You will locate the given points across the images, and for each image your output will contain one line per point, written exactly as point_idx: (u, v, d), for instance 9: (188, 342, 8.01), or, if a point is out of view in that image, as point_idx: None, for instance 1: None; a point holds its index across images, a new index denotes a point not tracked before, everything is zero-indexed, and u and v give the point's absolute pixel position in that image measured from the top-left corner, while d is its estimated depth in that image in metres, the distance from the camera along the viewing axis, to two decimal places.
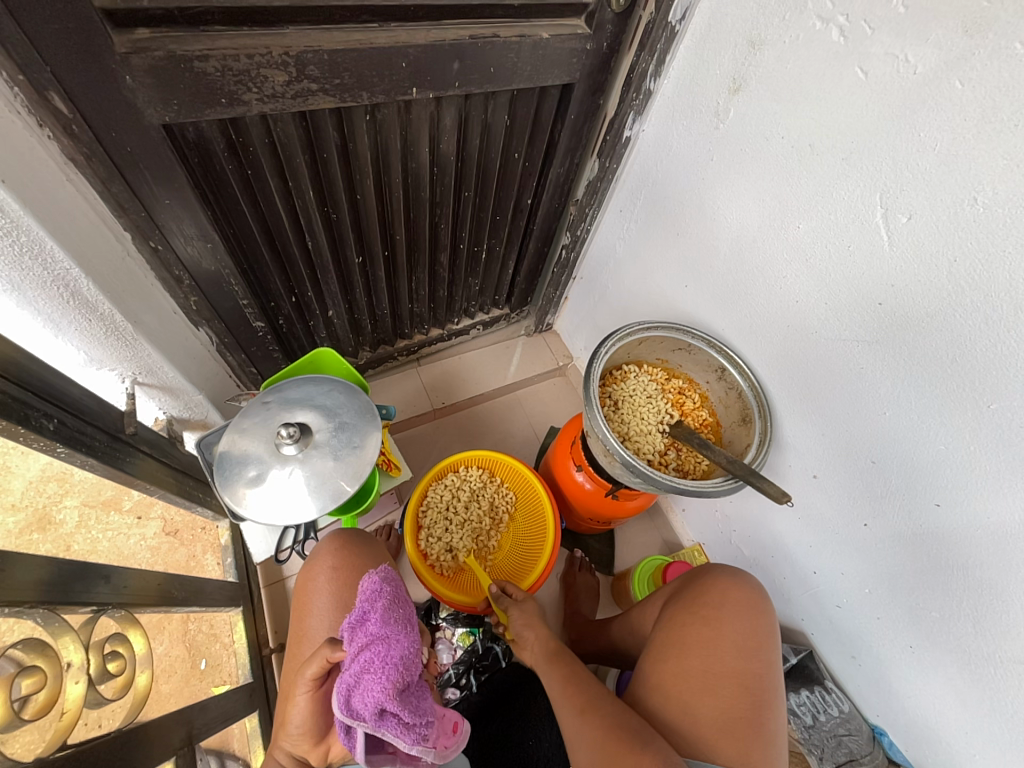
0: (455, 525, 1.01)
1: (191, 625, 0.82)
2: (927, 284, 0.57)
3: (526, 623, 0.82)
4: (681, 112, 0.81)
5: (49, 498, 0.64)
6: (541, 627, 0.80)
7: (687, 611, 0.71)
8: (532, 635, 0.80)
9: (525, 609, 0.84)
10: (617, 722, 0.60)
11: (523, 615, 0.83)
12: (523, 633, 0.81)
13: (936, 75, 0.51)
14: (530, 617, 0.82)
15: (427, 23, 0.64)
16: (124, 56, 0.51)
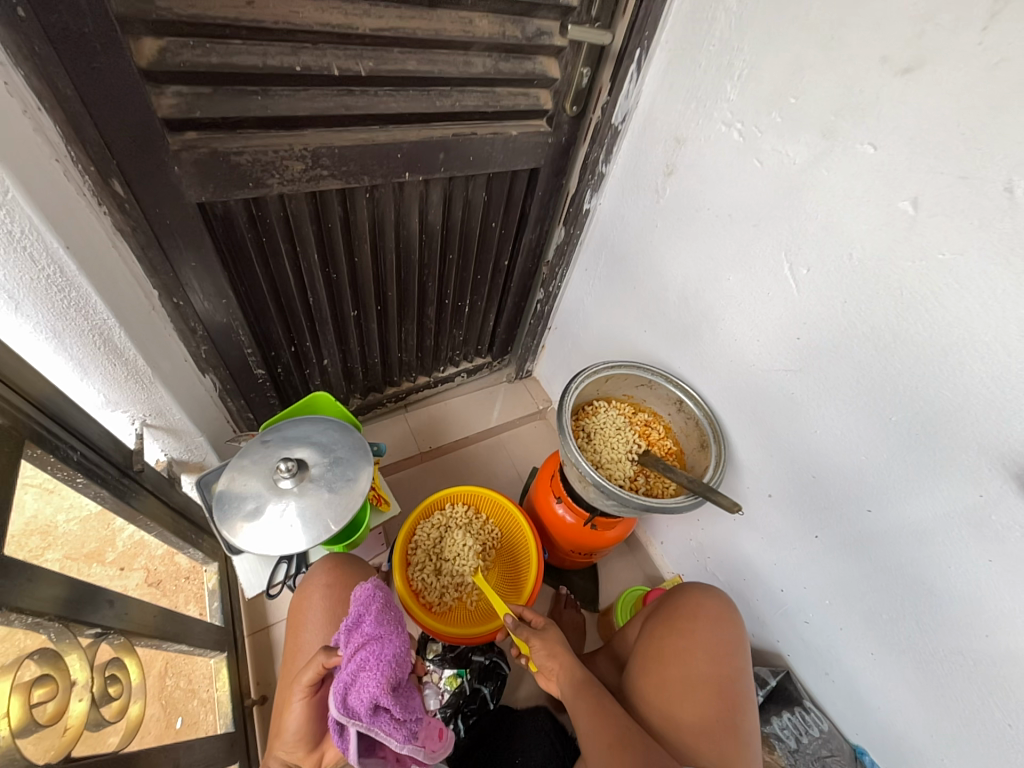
0: (465, 537, 1.07)
1: (168, 679, 0.80)
2: (829, 322, 0.70)
3: (549, 653, 0.74)
4: (628, 190, 0.98)
5: (32, 550, 0.59)
6: (566, 656, 0.73)
7: (668, 624, 0.75)
8: (557, 666, 0.73)
9: (548, 637, 0.76)
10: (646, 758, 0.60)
11: (544, 643, 0.75)
12: (543, 661, 0.74)
13: (809, 165, 0.67)
14: (555, 644, 0.75)
15: (419, 126, 0.79)
16: (176, 152, 0.63)
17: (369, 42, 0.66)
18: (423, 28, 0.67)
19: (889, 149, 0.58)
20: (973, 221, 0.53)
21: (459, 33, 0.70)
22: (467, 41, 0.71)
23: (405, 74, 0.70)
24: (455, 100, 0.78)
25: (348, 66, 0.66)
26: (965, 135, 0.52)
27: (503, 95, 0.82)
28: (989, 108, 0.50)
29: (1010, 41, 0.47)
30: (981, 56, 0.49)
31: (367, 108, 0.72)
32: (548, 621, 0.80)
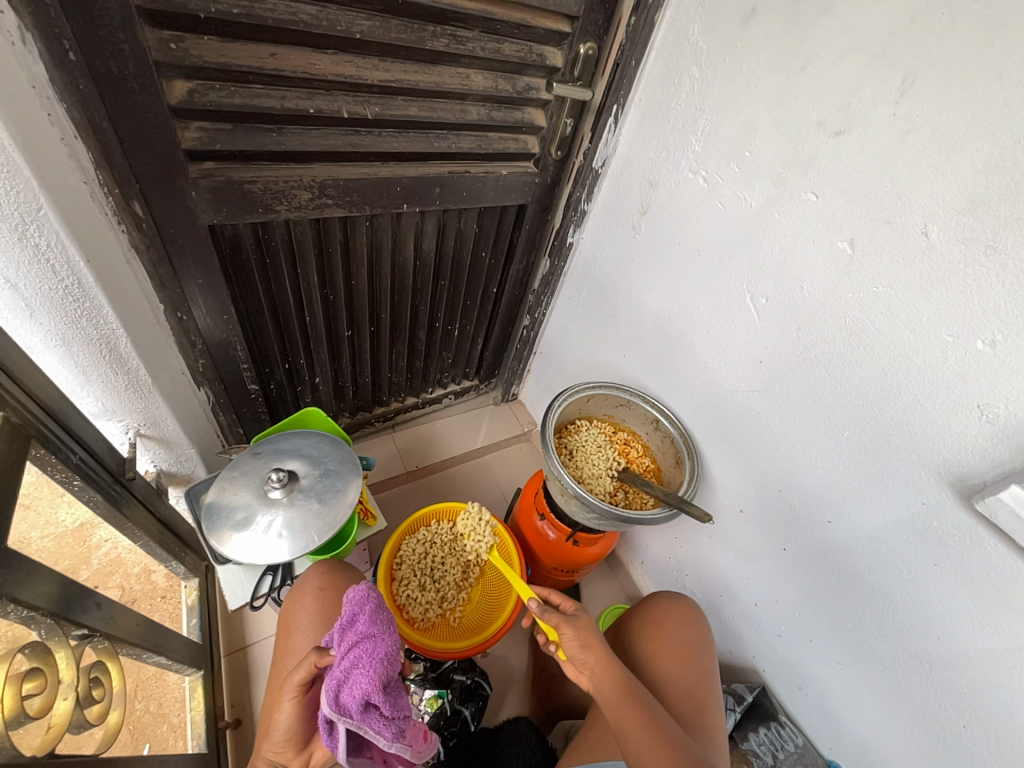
0: (479, 514, 1.08)
1: (136, 703, 0.79)
2: (786, 345, 0.78)
3: (583, 643, 0.70)
4: (607, 226, 1.07)
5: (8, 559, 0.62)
6: (600, 648, 0.70)
7: (640, 637, 0.80)
8: (592, 659, 0.69)
9: (580, 624, 0.72)
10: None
11: (583, 640, 0.70)
12: (574, 652, 0.70)
13: (763, 209, 0.76)
14: (587, 627, 0.72)
15: (417, 163, 0.87)
16: (195, 179, 0.69)
17: (377, 90, 0.74)
18: (425, 80, 0.76)
19: (827, 197, 0.67)
20: (898, 259, 0.62)
21: (456, 86, 0.78)
22: (463, 92, 0.80)
23: (407, 118, 0.78)
24: (451, 142, 0.86)
25: (357, 110, 0.74)
26: (886, 188, 0.61)
27: (494, 139, 0.90)
28: (904, 165, 0.59)
29: (918, 112, 0.57)
30: (895, 124, 0.59)
31: (371, 146, 0.79)
32: (578, 608, 0.76)
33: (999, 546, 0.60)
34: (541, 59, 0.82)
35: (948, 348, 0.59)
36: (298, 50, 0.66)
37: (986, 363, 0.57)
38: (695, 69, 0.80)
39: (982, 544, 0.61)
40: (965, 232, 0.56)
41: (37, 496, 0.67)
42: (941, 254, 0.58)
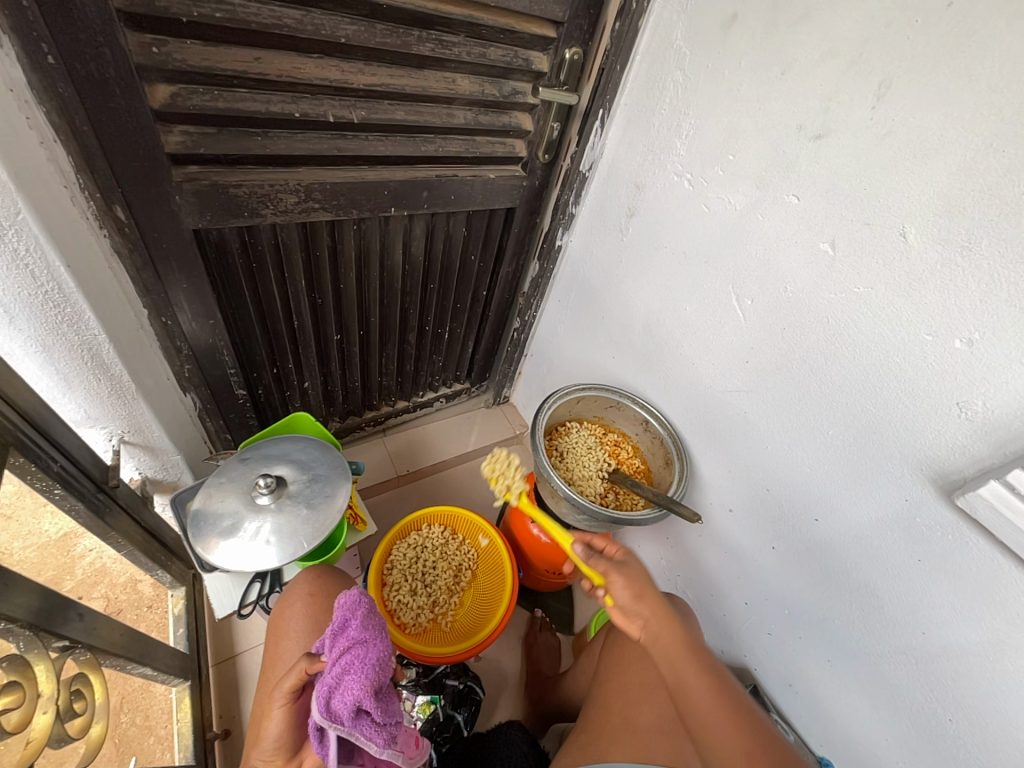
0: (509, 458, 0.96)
1: (122, 716, 0.79)
2: (771, 345, 0.79)
3: (635, 594, 0.63)
4: (595, 229, 1.08)
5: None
6: (655, 601, 0.62)
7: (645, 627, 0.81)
8: (647, 612, 0.62)
9: (632, 573, 0.65)
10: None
11: (637, 592, 0.63)
12: (624, 602, 0.63)
13: (747, 211, 0.77)
14: (638, 576, 0.65)
15: (404, 167, 0.87)
16: (178, 183, 0.69)
17: (362, 94, 0.74)
18: (411, 85, 0.76)
19: (808, 199, 0.68)
20: (878, 261, 0.63)
21: (442, 90, 0.79)
22: (450, 97, 0.80)
23: (393, 122, 0.78)
24: (438, 146, 0.86)
25: (342, 114, 0.74)
26: (865, 191, 0.62)
27: (482, 143, 0.91)
28: (880, 169, 0.60)
29: (893, 117, 0.58)
30: (872, 127, 0.60)
31: (358, 150, 0.79)
32: (627, 553, 0.69)
33: (980, 541, 0.61)
34: (526, 64, 0.83)
35: (927, 348, 0.61)
36: (282, 55, 0.66)
37: (964, 361, 0.58)
38: (679, 74, 0.81)
39: (964, 540, 0.62)
40: (941, 233, 0.57)
41: (19, 505, 0.67)
42: (918, 256, 0.59)
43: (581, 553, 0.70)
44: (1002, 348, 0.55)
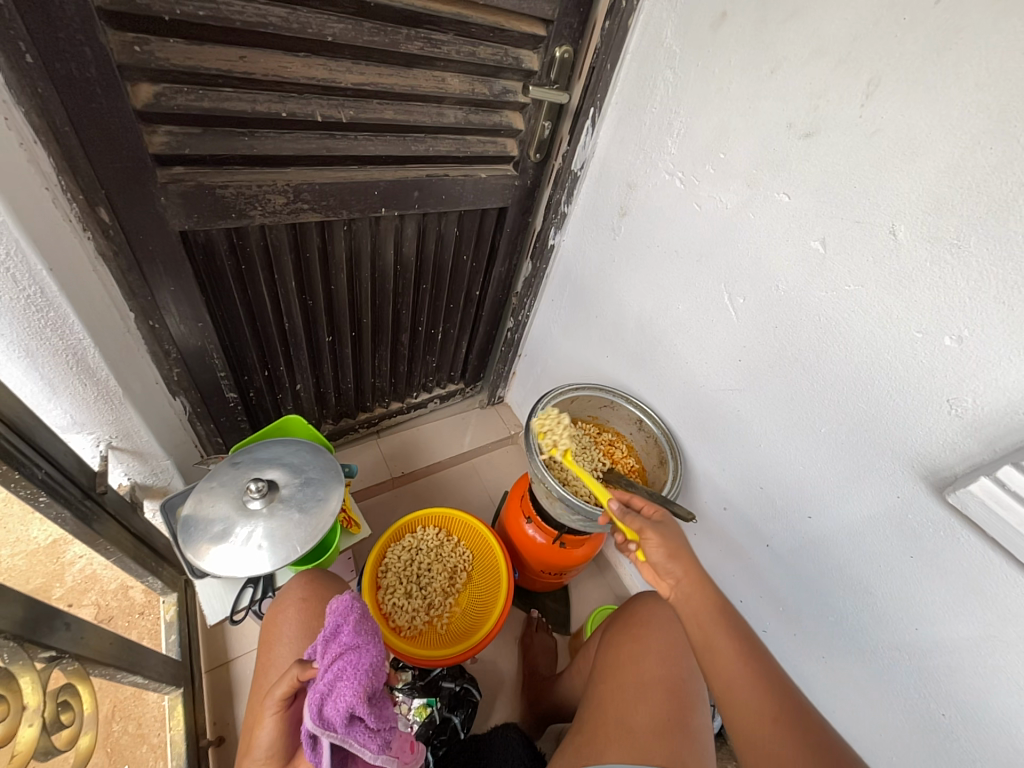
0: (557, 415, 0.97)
1: (115, 725, 0.79)
2: (763, 344, 0.79)
3: (670, 554, 0.71)
4: (587, 228, 1.08)
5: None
6: (688, 561, 0.70)
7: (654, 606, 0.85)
8: (680, 571, 0.70)
9: (668, 535, 0.73)
10: (817, 735, 0.55)
11: (672, 552, 0.71)
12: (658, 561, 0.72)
13: (738, 210, 0.77)
14: (674, 539, 0.73)
15: (394, 167, 0.86)
16: (163, 184, 0.68)
17: (351, 94, 0.73)
18: (400, 84, 0.75)
19: (798, 198, 0.68)
20: (868, 259, 0.63)
21: (432, 90, 0.78)
22: (440, 96, 0.80)
23: (382, 122, 0.77)
24: (429, 146, 0.85)
25: (331, 114, 0.73)
26: (855, 189, 0.62)
27: (472, 142, 0.90)
28: (869, 167, 0.60)
29: (882, 114, 0.58)
30: (861, 126, 0.60)
31: (347, 150, 0.78)
32: (663, 515, 0.78)
33: (971, 537, 0.61)
34: (517, 63, 0.82)
35: (917, 345, 0.61)
36: (268, 54, 0.65)
37: (954, 357, 0.58)
38: (669, 73, 0.81)
39: (955, 536, 0.62)
40: (930, 231, 0.57)
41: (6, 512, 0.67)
42: (908, 253, 0.59)
43: (618, 510, 0.79)
44: (991, 345, 0.55)
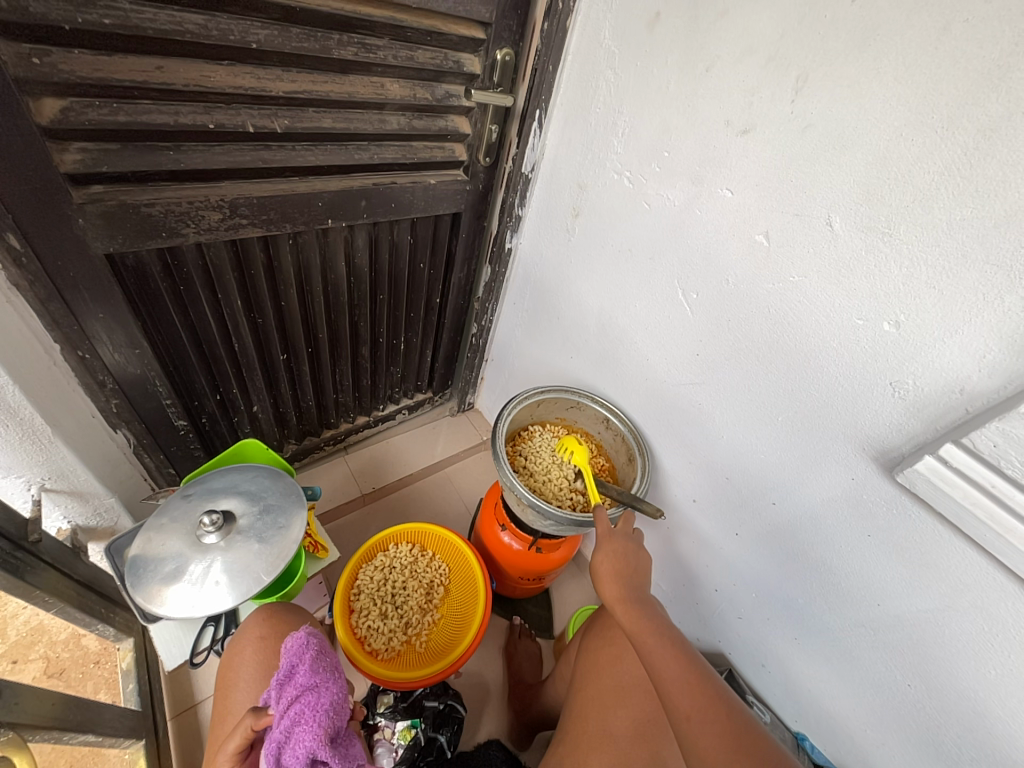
0: (543, 439, 1.11)
1: None
2: (717, 337, 0.80)
3: (609, 573, 0.77)
4: (543, 230, 1.08)
5: None
6: (618, 585, 0.76)
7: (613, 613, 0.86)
8: (612, 588, 0.76)
9: (609, 557, 0.79)
10: (734, 722, 0.58)
11: (616, 579, 0.76)
12: (603, 584, 0.77)
13: (686, 206, 0.77)
14: (619, 564, 0.78)
15: (338, 176, 0.83)
16: (80, 205, 0.63)
17: (284, 102, 0.70)
18: (337, 91, 0.72)
19: (740, 194, 0.70)
20: (810, 249, 0.65)
21: (371, 96, 0.75)
22: (380, 102, 0.77)
23: (321, 130, 0.74)
24: (373, 154, 0.83)
25: (263, 124, 0.69)
26: (793, 182, 0.63)
27: (419, 148, 0.88)
28: (804, 160, 0.62)
29: (812, 109, 0.59)
30: (794, 121, 0.61)
31: (285, 161, 0.75)
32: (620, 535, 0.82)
33: (921, 514, 0.63)
34: (457, 66, 0.81)
35: (860, 331, 0.63)
36: (188, 63, 0.61)
37: (894, 342, 0.60)
38: (610, 73, 0.82)
39: (908, 515, 0.65)
40: (864, 221, 0.59)
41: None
42: (845, 243, 0.61)
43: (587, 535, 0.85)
44: (926, 328, 0.57)
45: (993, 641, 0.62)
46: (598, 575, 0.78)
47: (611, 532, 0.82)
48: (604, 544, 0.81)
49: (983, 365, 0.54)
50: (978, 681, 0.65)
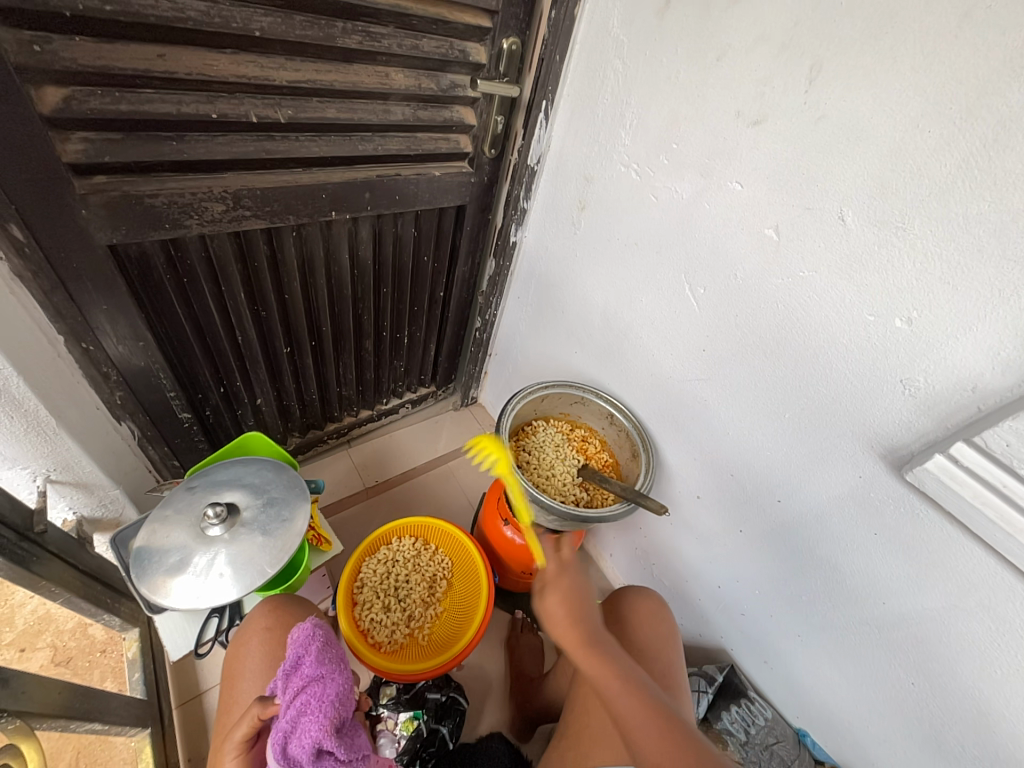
0: (546, 434, 1.12)
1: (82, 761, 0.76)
2: (724, 332, 0.79)
3: (561, 611, 0.69)
4: (548, 223, 1.07)
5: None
6: (570, 625, 0.67)
7: (606, 625, 0.84)
8: (564, 628, 0.67)
9: (559, 594, 0.70)
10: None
11: (570, 620, 0.68)
12: (557, 627, 0.68)
13: (694, 200, 0.76)
14: (572, 604, 0.69)
15: (342, 168, 0.82)
16: (83, 195, 0.63)
17: (287, 92, 0.69)
18: (341, 80, 0.71)
19: (750, 187, 0.69)
20: (820, 243, 0.63)
21: (376, 85, 0.74)
22: (385, 92, 0.76)
23: (325, 121, 0.73)
24: (377, 145, 0.82)
25: (267, 113, 0.69)
26: (804, 174, 0.62)
27: (424, 139, 0.87)
28: (816, 152, 0.61)
29: (824, 99, 0.58)
30: (807, 111, 0.60)
31: (289, 151, 0.74)
32: (565, 566, 0.74)
33: (929, 511, 0.62)
34: (463, 55, 0.80)
35: (870, 327, 0.62)
36: (191, 51, 0.61)
37: (905, 339, 0.59)
38: (618, 63, 0.80)
39: (914, 511, 0.64)
40: (876, 215, 0.57)
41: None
42: (856, 237, 0.60)
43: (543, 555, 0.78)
44: (938, 324, 0.56)
45: (999, 640, 0.61)
46: (548, 619, 0.69)
47: (559, 569, 0.73)
48: (553, 584, 0.72)
49: (998, 362, 0.53)
50: (983, 680, 0.64)
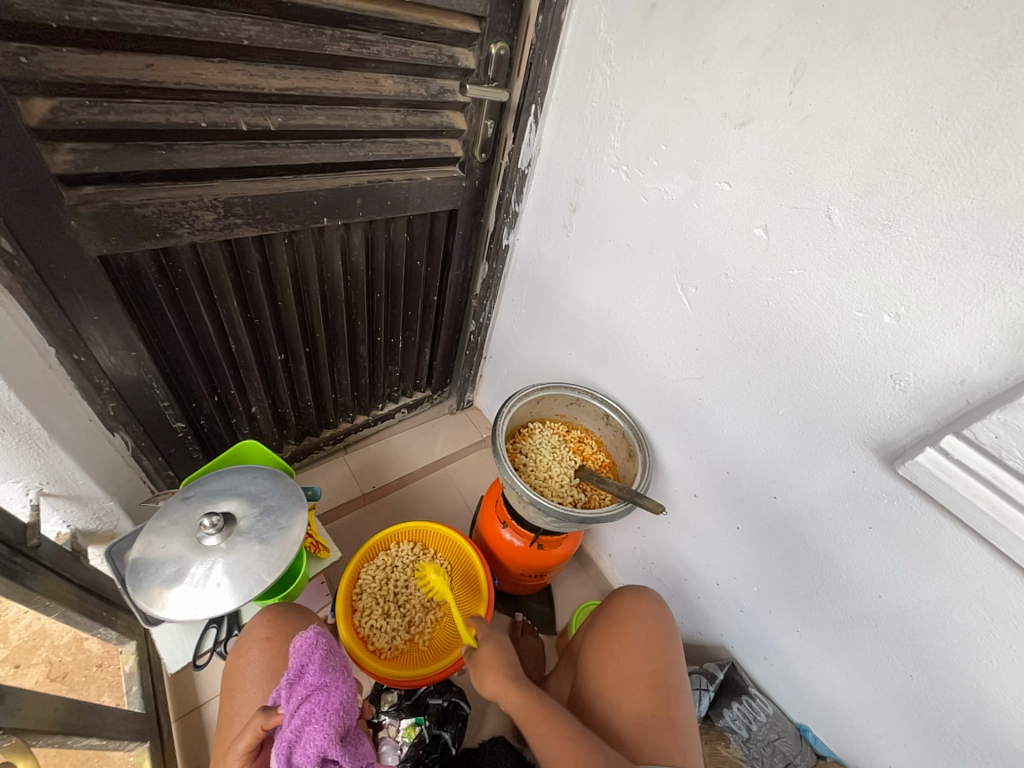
0: (543, 436, 1.12)
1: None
2: (716, 330, 0.80)
3: (487, 660, 0.79)
4: (540, 226, 1.07)
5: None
6: (493, 671, 0.77)
7: (599, 626, 0.85)
8: (489, 675, 0.77)
9: (485, 648, 0.81)
10: None
11: (494, 668, 0.77)
12: (484, 678, 0.78)
13: (683, 200, 0.77)
14: (499, 652, 0.80)
15: (332, 174, 0.82)
16: (72, 206, 0.62)
17: (276, 99, 0.69)
18: (330, 87, 0.71)
19: (738, 187, 0.69)
20: (809, 241, 0.64)
21: (365, 92, 0.75)
22: (374, 98, 0.76)
23: (315, 128, 0.73)
24: (368, 151, 0.82)
25: (256, 122, 0.69)
26: (792, 173, 0.63)
27: (414, 145, 0.87)
28: (803, 152, 0.61)
29: (809, 100, 0.59)
30: (793, 112, 0.61)
31: (279, 159, 0.74)
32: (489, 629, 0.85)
33: (922, 504, 0.63)
34: (452, 61, 0.80)
35: (860, 324, 0.62)
36: (179, 61, 0.60)
37: (894, 336, 0.60)
38: (605, 66, 0.81)
39: (907, 504, 0.65)
40: (862, 213, 0.58)
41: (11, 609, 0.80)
42: (844, 235, 0.61)
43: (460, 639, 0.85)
44: (926, 319, 0.57)
45: (994, 631, 0.62)
46: (479, 669, 0.79)
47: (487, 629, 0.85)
48: (481, 638, 0.84)
49: (984, 356, 0.54)
50: (978, 670, 0.65)
